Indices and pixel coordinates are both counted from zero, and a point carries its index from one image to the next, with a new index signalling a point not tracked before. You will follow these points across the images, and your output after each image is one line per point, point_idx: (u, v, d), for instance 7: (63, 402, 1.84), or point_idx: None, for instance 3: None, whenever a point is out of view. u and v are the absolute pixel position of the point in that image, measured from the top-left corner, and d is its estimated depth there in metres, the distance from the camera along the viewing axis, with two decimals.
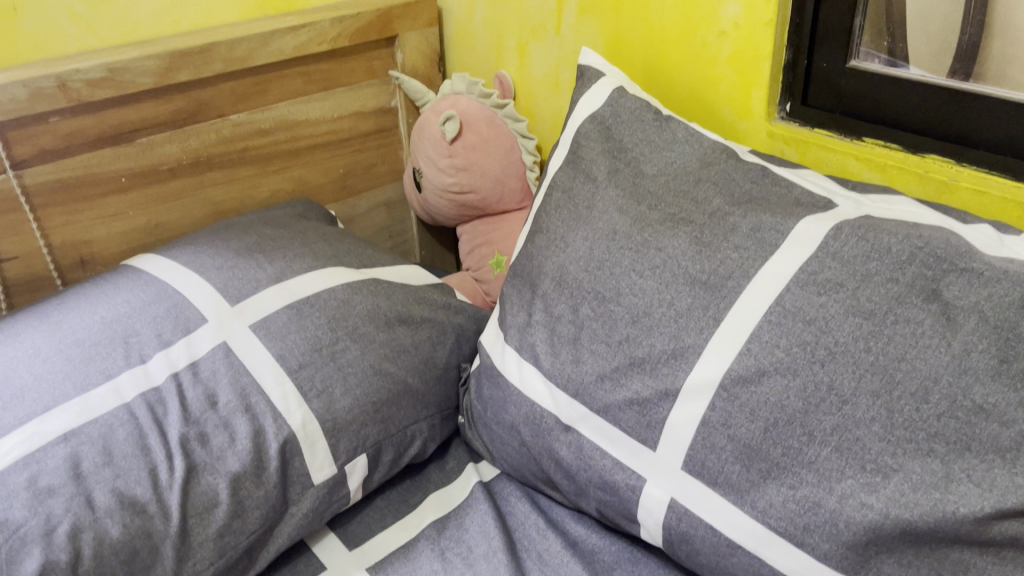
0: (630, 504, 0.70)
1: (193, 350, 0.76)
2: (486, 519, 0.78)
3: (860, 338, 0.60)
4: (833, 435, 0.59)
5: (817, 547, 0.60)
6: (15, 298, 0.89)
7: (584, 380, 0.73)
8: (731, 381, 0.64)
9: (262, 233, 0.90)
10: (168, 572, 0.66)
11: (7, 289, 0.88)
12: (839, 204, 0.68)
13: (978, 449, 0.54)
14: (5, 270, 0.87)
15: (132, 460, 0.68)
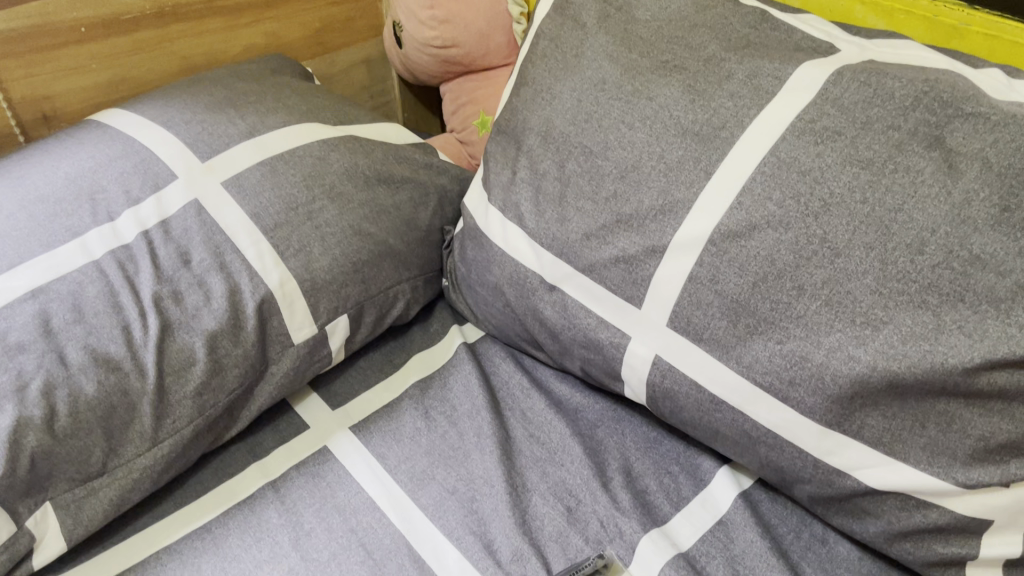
0: (615, 362, 0.70)
1: (164, 208, 0.73)
2: (470, 380, 0.77)
3: (856, 188, 0.57)
4: (824, 290, 0.58)
5: (801, 402, 0.59)
6: None
7: (569, 238, 0.70)
8: (721, 237, 0.62)
9: (233, 88, 0.86)
10: (148, 429, 0.65)
11: None
12: (842, 50, 0.64)
13: (972, 300, 0.53)
14: None
15: (104, 318, 0.66)
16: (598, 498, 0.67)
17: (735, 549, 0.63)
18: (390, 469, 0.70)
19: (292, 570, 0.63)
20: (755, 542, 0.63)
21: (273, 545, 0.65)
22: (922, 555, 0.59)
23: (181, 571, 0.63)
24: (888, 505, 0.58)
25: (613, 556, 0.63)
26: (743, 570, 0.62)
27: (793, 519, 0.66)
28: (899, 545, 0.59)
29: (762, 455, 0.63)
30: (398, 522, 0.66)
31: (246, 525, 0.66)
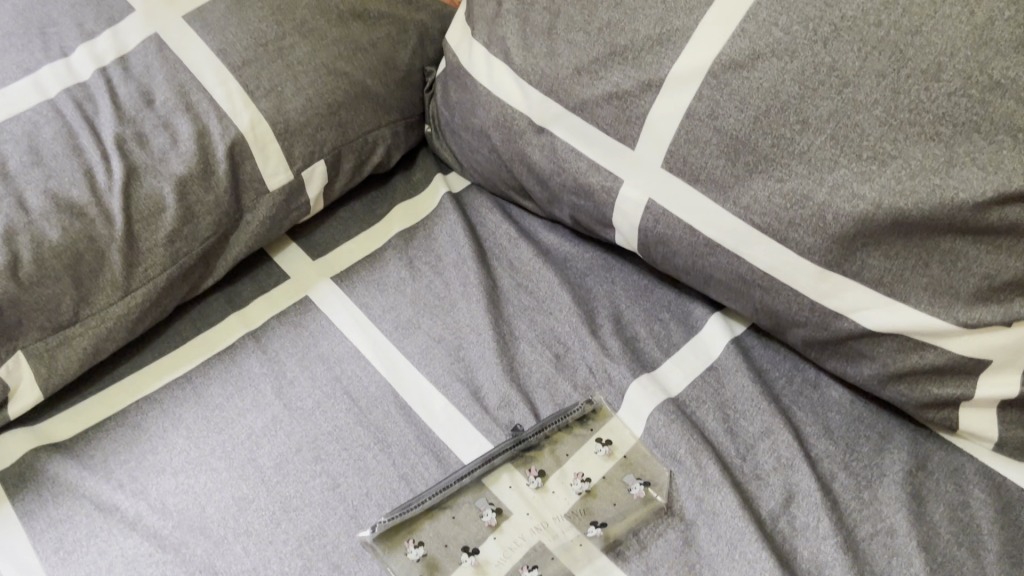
0: (606, 208, 0.66)
1: (121, 44, 0.68)
2: (455, 229, 0.74)
3: (872, 10, 0.52)
4: (830, 123, 0.54)
5: (800, 243, 0.56)
6: None
7: (559, 75, 0.66)
8: (722, 68, 0.57)
9: None
10: (119, 277, 0.63)
11: None
12: None
13: (988, 131, 0.50)
14: None
15: (63, 161, 0.62)
16: (587, 346, 0.66)
17: (726, 395, 0.62)
18: (374, 320, 0.68)
19: (277, 418, 0.62)
20: (746, 387, 0.62)
21: (256, 394, 0.64)
22: (916, 398, 0.58)
23: (164, 419, 0.62)
24: (884, 348, 0.57)
25: (602, 402, 0.63)
26: (734, 415, 0.61)
27: (786, 364, 0.65)
28: (892, 389, 0.58)
29: (757, 300, 0.61)
30: (383, 371, 0.65)
31: (227, 374, 0.65)
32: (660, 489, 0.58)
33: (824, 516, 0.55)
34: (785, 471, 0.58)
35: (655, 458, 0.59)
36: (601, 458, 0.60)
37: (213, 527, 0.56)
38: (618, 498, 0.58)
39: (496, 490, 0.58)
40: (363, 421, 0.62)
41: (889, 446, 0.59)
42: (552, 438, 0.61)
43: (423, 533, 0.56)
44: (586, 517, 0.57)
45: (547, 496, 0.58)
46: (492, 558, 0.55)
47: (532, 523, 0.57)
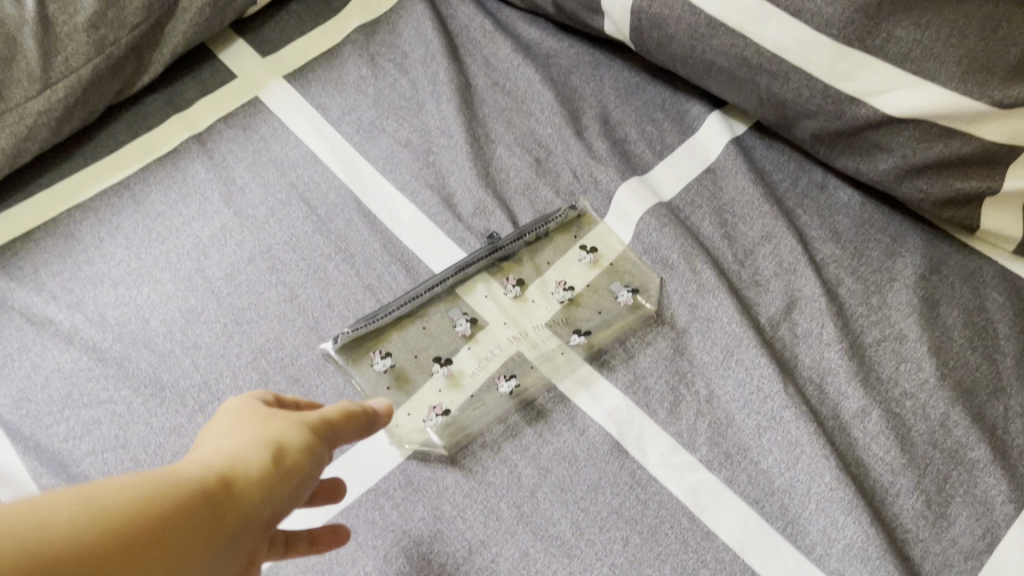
0: None
1: None
2: (423, 22, 0.65)
3: None
4: None
5: (817, 14, 0.49)
6: None
7: None
8: None
9: None
10: (35, 67, 0.55)
11: None
12: None
13: None
14: None
15: None
16: (571, 148, 0.59)
17: (725, 198, 0.56)
18: (332, 122, 0.61)
19: (226, 227, 0.56)
20: (747, 190, 0.56)
21: (203, 203, 0.57)
22: (935, 193, 0.52)
23: (100, 229, 0.56)
24: (905, 136, 0.51)
25: (586, 207, 0.56)
26: (732, 219, 0.56)
27: (791, 166, 0.58)
28: (909, 185, 0.52)
29: (763, 88, 0.54)
30: (343, 176, 0.58)
31: (169, 181, 0.58)
32: (650, 296, 0.53)
33: (829, 322, 0.50)
34: (788, 276, 0.53)
35: (643, 264, 0.54)
36: (585, 265, 0.55)
37: (158, 340, 0.51)
38: (603, 306, 0.53)
39: (470, 301, 0.53)
40: (322, 230, 0.56)
41: (902, 250, 0.54)
42: (532, 245, 0.55)
43: (390, 345, 0.51)
44: (568, 326, 0.52)
45: (525, 306, 0.53)
46: (466, 370, 0.51)
47: (510, 334, 0.52)
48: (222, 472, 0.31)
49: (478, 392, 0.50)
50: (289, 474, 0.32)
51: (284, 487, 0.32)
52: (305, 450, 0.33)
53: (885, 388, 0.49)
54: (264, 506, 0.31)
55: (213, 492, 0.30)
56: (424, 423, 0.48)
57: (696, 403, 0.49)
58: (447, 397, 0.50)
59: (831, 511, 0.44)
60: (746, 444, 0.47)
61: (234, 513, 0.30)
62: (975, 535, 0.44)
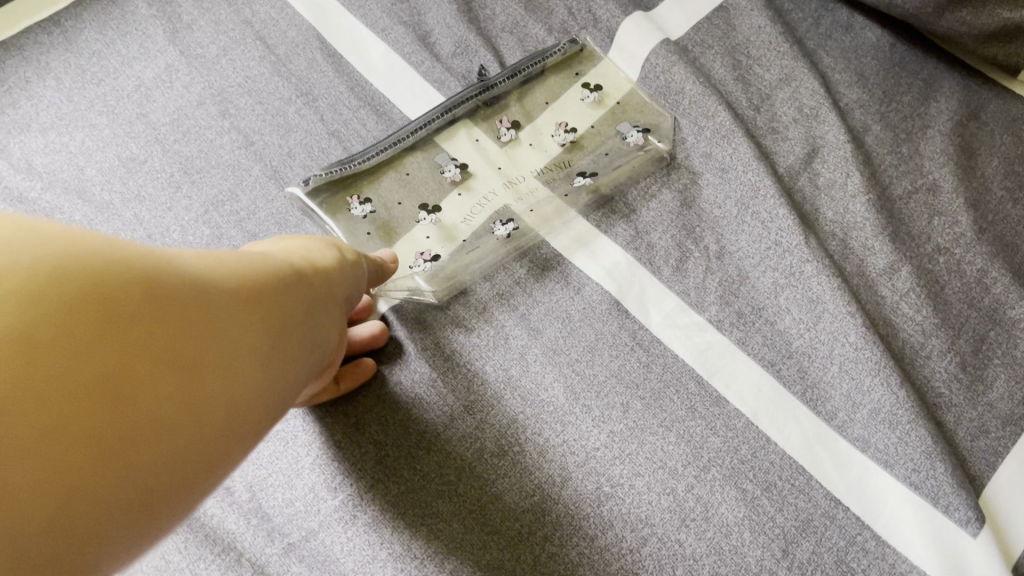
0: None
1: None
2: None
3: None
4: None
5: None
6: None
7: None
8: None
9: None
10: None
11: None
12: None
13: None
14: None
15: None
16: None
17: (738, 38, 0.50)
18: None
19: (171, 67, 0.49)
20: (763, 28, 0.50)
21: (144, 41, 0.50)
22: (982, 26, 0.45)
23: (26, 69, 0.49)
24: None
25: (588, 42, 0.50)
26: (747, 61, 0.49)
27: (812, 5, 0.52)
28: (951, 18, 0.46)
29: None
30: (305, 13, 0.51)
31: (106, 16, 0.51)
32: (663, 139, 0.47)
33: (854, 171, 0.45)
34: (808, 122, 0.47)
35: (655, 104, 0.48)
36: (589, 104, 0.48)
37: (94, 190, 0.45)
38: (610, 149, 0.47)
39: (460, 143, 0.47)
40: (282, 71, 0.49)
41: (936, 95, 0.48)
42: (528, 83, 0.49)
43: (368, 191, 0.45)
44: (570, 171, 0.46)
45: (522, 149, 0.47)
46: (455, 217, 0.45)
47: (505, 180, 0.46)
48: (305, 257, 0.35)
49: (469, 241, 0.45)
50: (352, 265, 0.37)
51: (346, 281, 0.37)
52: (358, 255, 0.38)
53: (917, 245, 0.43)
54: (337, 293, 0.36)
55: (304, 272, 0.34)
56: (410, 271, 0.43)
57: (706, 260, 0.43)
58: (434, 245, 0.44)
59: (856, 373, 0.39)
60: (761, 303, 0.42)
61: (321, 288, 0.34)
62: (1015, 399, 0.39)
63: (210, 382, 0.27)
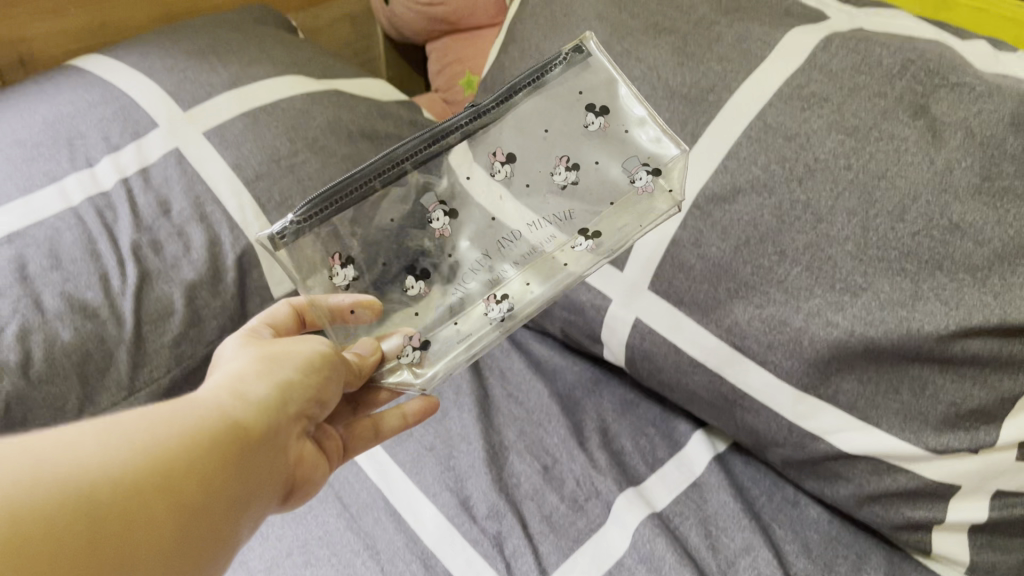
0: (595, 324, 0.70)
1: (144, 156, 0.72)
2: None
3: (841, 155, 0.57)
4: (805, 254, 0.58)
5: (778, 365, 0.60)
6: None
7: None
8: (705, 201, 0.62)
9: (215, 36, 0.84)
10: (125, 376, 0.65)
11: None
12: (832, 14, 0.65)
13: (949, 268, 0.53)
14: None
15: (81, 266, 0.65)
16: (575, 459, 0.68)
17: (708, 510, 0.64)
18: None
19: (270, 523, 0.65)
20: (728, 504, 0.64)
21: None
22: (891, 519, 0.60)
23: None
24: (860, 469, 0.59)
25: (591, 45, 0.59)
26: (715, 530, 0.63)
27: (765, 482, 0.67)
28: (868, 509, 0.61)
29: (739, 419, 0.64)
30: (373, 477, 0.68)
31: None
32: (664, 189, 0.59)
33: None
34: None
35: (667, 137, 0.58)
36: (591, 132, 0.59)
37: None
38: (611, 195, 0.59)
39: (452, 184, 0.59)
40: (353, 526, 0.65)
41: (866, 566, 0.61)
42: (513, 103, 0.59)
43: (350, 252, 0.57)
44: (572, 224, 0.60)
45: (520, 186, 0.60)
46: (444, 295, 0.59)
47: (501, 237, 0.61)
48: (237, 393, 0.44)
49: (460, 319, 0.59)
50: (289, 395, 0.46)
51: (284, 407, 0.46)
52: (303, 376, 0.48)
53: None
54: (274, 421, 0.44)
55: (235, 416, 0.42)
56: (399, 362, 0.58)
57: None
58: (424, 328, 0.59)
59: None
60: None
61: (252, 429, 0.42)
62: None
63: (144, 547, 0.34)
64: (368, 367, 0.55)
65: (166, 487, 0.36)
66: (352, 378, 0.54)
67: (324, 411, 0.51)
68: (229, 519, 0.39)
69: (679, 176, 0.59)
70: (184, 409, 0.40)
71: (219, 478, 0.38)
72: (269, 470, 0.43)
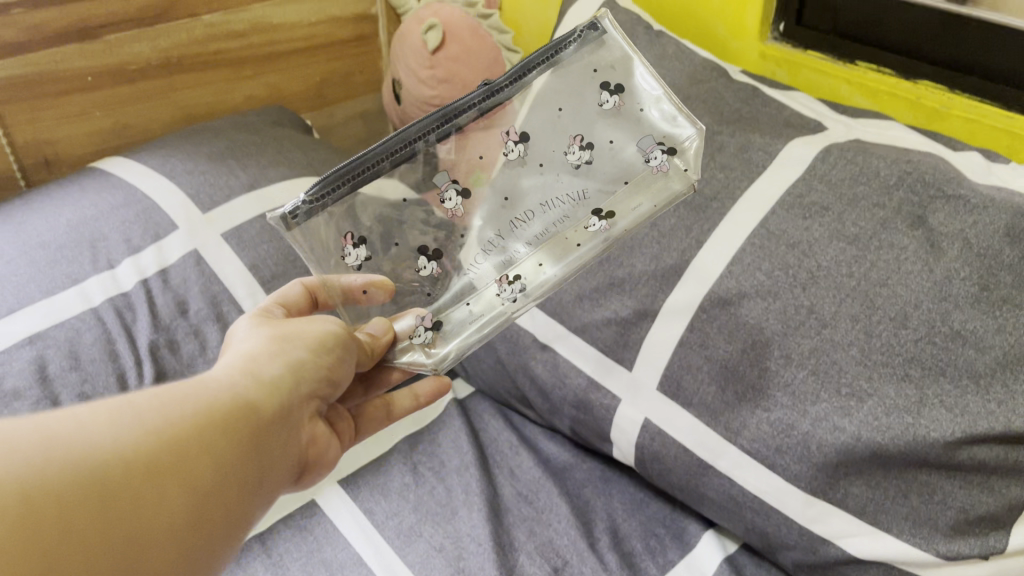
0: (603, 422, 0.71)
1: (164, 257, 0.74)
2: (460, 436, 0.80)
3: (843, 263, 0.59)
4: (810, 359, 0.59)
5: (787, 468, 0.60)
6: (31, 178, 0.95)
7: (562, 298, 0.74)
8: (711, 303, 0.64)
9: (235, 138, 0.88)
10: None
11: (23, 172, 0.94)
12: (829, 127, 0.69)
13: (953, 376, 0.54)
14: None
15: (99, 366, 0.66)
16: (585, 560, 0.67)
17: None
18: (377, 524, 0.72)
19: None
20: None
21: None
22: None
23: None
24: None
25: (606, 26, 0.62)
26: None
27: None
28: None
29: (749, 521, 0.64)
30: None
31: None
32: (678, 169, 0.63)
33: None
34: None
35: (683, 116, 0.62)
36: (605, 110, 0.62)
37: None
38: (626, 175, 0.63)
39: (464, 164, 0.61)
40: None
41: None
42: (526, 82, 0.61)
43: (362, 233, 0.61)
44: (585, 205, 0.64)
45: (533, 166, 0.63)
46: (455, 277, 0.65)
47: (514, 215, 0.64)
48: (252, 376, 0.46)
49: (472, 301, 0.65)
50: (300, 379, 0.49)
51: (294, 391, 0.48)
52: (313, 357, 0.51)
53: None
54: (287, 403, 0.47)
55: (250, 397, 0.44)
56: (412, 342, 0.64)
57: None
58: (436, 310, 0.65)
59: None
60: None
61: (265, 411, 0.45)
62: None
63: (166, 515, 0.36)
64: (380, 345, 0.61)
65: (187, 460, 0.38)
66: (365, 353, 0.60)
67: (336, 392, 0.55)
68: (245, 495, 0.41)
69: (691, 156, 0.63)
70: (203, 389, 0.42)
71: (236, 454, 0.41)
72: (282, 448, 0.46)
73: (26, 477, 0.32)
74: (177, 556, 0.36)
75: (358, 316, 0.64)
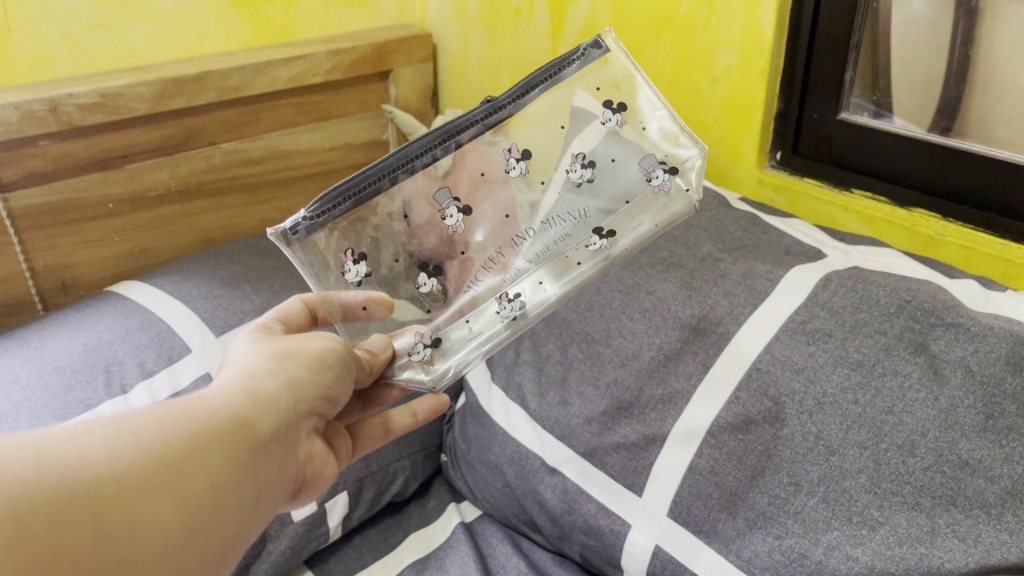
0: (614, 549, 0.69)
1: (176, 381, 0.75)
2: (466, 559, 0.79)
3: (848, 389, 0.60)
4: (820, 487, 0.58)
5: None
6: (49, 299, 0.98)
7: (571, 421, 0.75)
8: (719, 429, 0.65)
9: (249, 262, 0.90)
10: None
11: (41, 293, 0.97)
12: (828, 255, 0.72)
13: (964, 505, 0.53)
14: (37, 278, 0.96)
15: None
16: None
17: None
18: None
19: None
20: None
21: None
22: None
23: None
24: None
25: (609, 45, 0.64)
26: None
27: None
28: None
29: None
30: None
31: None
32: (681, 188, 0.66)
33: None
34: None
35: (685, 136, 0.65)
36: (607, 128, 0.65)
37: None
38: (628, 193, 0.66)
39: (465, 179, 0.63)
40: None
41: None
42: (528, 99, 0.63)
43: (362, 250, 0.62)
44: (586, 224, 0.66)
45: (535, 182, 0.65)
46: (455, 294, 0.66)
47: (517, 232, 0.66)
48: (248, 393, 0.47)
49: (471, 318, 0.67)
50: (297, 395, 0.50)
51: (291, 407, 0.49)
52: (313, 376, 0.52)
53: None
54: (281, 421, 0.48)
55: (243, 416, 0.45)
56: (412, 359, 0.65)
57: None
58: (435, 327, 0.66)
59: None
60: None
61: (259, 429, 0.46)
62: None
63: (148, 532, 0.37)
64: (379, 364, 0.63)
65: (171, 478, 0.39)
66: (365, 372, 0.61)
67: (335, 405, 0.55)
68: (232, 511, 0.42)
69: (692, 174, 0.66)
70: (196, 408, 0.43)
71: (224, 471, 0.42)
72: (275, 463, 0.47)
73: (19, 496, 0.33)
74: (164, 568, 0.38)
75: (357, 333, 0.65)
